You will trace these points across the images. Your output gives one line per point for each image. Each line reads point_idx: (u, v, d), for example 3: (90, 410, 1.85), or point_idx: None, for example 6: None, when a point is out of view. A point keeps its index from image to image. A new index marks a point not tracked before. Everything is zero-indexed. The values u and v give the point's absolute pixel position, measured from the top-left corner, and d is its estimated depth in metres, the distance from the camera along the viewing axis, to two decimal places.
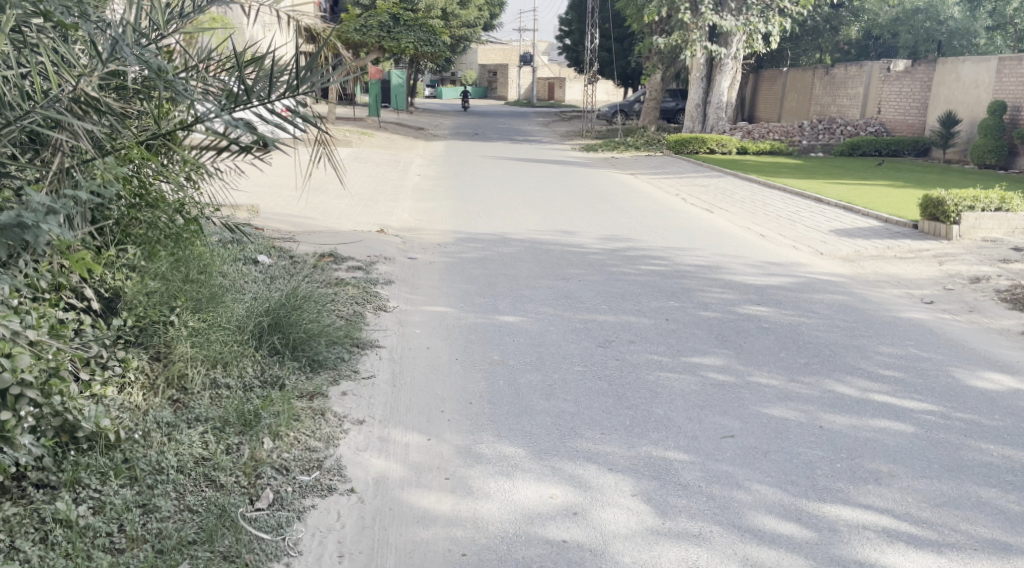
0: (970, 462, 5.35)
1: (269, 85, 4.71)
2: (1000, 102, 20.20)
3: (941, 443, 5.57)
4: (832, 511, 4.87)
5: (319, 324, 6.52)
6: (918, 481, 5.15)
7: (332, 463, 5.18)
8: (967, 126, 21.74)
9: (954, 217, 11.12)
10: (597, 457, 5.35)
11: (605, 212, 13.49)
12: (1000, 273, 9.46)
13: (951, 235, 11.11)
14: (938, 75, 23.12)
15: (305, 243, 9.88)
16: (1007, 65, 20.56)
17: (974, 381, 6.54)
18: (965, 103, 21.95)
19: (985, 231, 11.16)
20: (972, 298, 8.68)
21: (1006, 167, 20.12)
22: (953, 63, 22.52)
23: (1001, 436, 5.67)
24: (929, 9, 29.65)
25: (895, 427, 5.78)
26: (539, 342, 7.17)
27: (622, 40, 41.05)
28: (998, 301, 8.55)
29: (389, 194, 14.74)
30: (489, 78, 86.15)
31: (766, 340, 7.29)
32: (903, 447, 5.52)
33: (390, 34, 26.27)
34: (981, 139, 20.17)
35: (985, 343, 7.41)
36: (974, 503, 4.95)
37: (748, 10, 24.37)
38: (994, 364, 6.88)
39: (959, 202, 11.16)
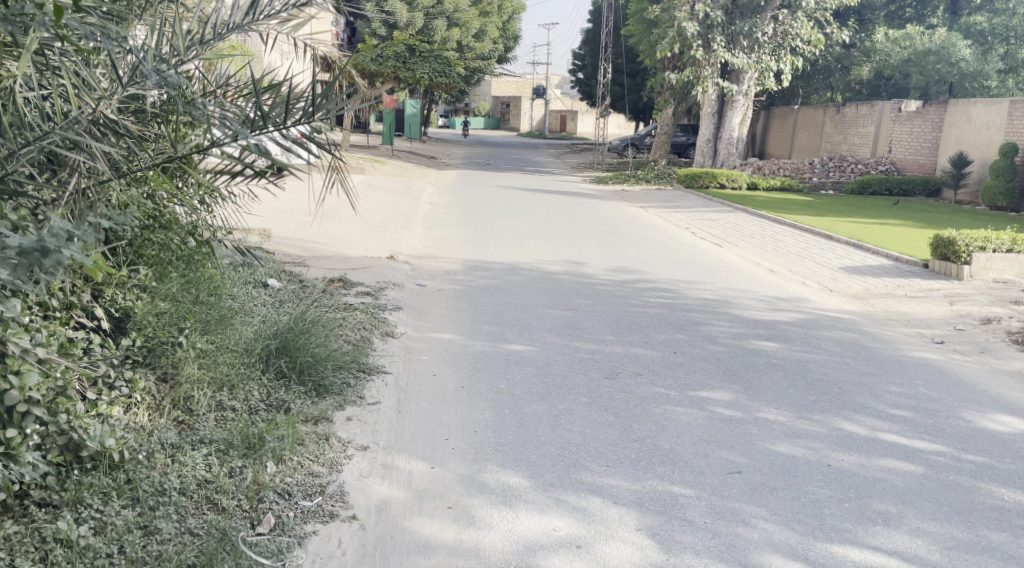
0: (981, 506, 5.31)
1: (286, 111, 4.72)
2: (1012, 144, 20.15)
3: (951, 485, 5.53)
4: (840, 551, 4.83)
5: (327, 348, 6.52)
6: (927, 524, 5.10)
7: (334, 489, 5.16)
8: (978, 167, 21.74)
9: (966, 257, 11.11)
10: (600, 490, 5.33)
11: (615, 244, 13.50)
12: (1012, 314, 9.44)
13: (962, 275, 11.09)
14: (950, 116, 23.13)
15: (315, 267, 9.92)
16: (1019, 107, 20.55)
17: (984, 422, 6.50)
18: (976, 144, 21.92)
19: (997, 273, 11.13)
20: (983, 339, 8.63)
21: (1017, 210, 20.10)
22: (965, 103, 22.51)
23: (1010, 480, 5.64)
24: (941, 51, 29.03)
25: (904, 467, 5.74)
26: (545, 372, 7.15)
27: (634, 75, 41.30)
28: (1009, 342, 8.52)
29: (400, 221, 14.81)
30: (502, 109, 86.94)
31: (774, 376, 7.25)
32: (911, 488, 5.48)
33: (404, 65, 26.50)
34: (993, 180, 20.19)
35: (994, 383, 7.39)
36: (984, 548, 4.90)
37: (761, 49, 24.52)
38: (1003, 406, 6.85)
39: (970, 242, 11.16)
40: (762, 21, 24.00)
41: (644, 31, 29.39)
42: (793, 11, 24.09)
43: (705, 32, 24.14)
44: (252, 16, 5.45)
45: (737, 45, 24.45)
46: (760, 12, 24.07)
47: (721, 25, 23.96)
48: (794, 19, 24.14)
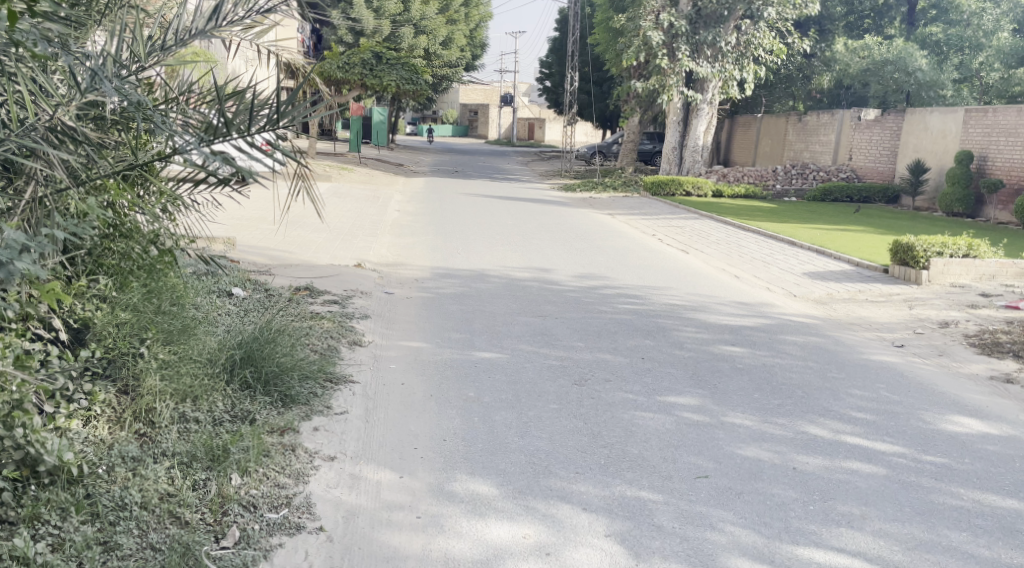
0: (941, 506, 5.33)
1: (250, 118, 4.68)
2: (967, 152, 20.41)
3: (912, 486, 5.56)
4: (805, 553, 4.84)
5: (293, 358, 6.46)
6: (889, 525, 5.12)
7: (300, 500, 5.09)
8: (934, 174, 22.00)
9: (923, 262, 11.24)
10: (570, 497, 5.29)
11: (583, 251, 13.51)
12: (969, 317, 9.54)
13: (920, 280, 11.21)
14: (907, 124, 23.36)
15: (281, 275, 9.83)
16: (973, 116, 20.80)
17: (945, 424, 6.55)
18: (932, 152, 22.19)
19: (954, 277, 11.26)
20: (942, 342, 8.71)
21: (973, 216, 20.38)
22: (921, 112, 22.73)
23: (970, 480, 5.67)
24: (898, 61, 28.77)
25: (868, 469, 5.76)
26: (514, 380, 7.11)
27: (601, 83, 41.48)
28: (966, 345, 8.61)
29: (367, 229, 14.72)
30: (471, 117, 87.05)
31: (741, 381, 7.26)
32: (875, 489, 5.50)
33: (371, 72, 26.30)
34: (949, 187, 20.42)
35: (953, 385, 7.46)
36: (944, 548, 4.93)
37: (723, 58, 24.55)
38: (962, 408, 6.90)
39: (928, 248, 11.32)
40: (725, 31, 24.09)
41: (609, 40, 29.57)
42: (755, 21, 24.36)
43: (671, 41, 24.30)
44: (215, 22, 5.36)
45: (701, 55, 24.54)
46: (723, 22, 24.31)
47: (686, 34, 24.16)
48: (756, 29, 24.27)
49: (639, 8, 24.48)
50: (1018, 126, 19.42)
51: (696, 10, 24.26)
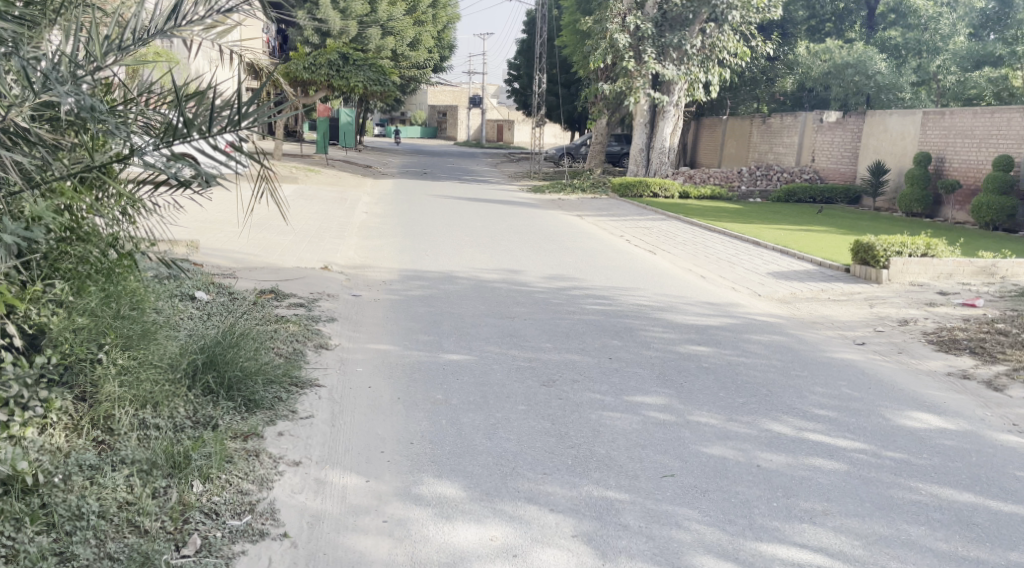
0: (900, 501, 5.36)
1: (210, 119, 4.63)
2: (925, 153, 20.65)
3: (872, 482, 5.59)
4: (769, 549, 4.85)
5: (257, 362, 6.37)
6: (851, 520, 5.14)
7: (264, 506, 5.03)
8: (894, 175, 22.21)
9: (883, 262, 11.35)
10: (538, 498, 5.26)
11: (551, 252, 13.50)
12: (928, 315, 9.63)
13: (880, 279, 11.30)
14: (868, 126, 23.58)
15: (245, 279, 9.73)
16: (931, 118, 21.01)
17: (903, 420, 6.59)
18: (892, 154, 22.42)
19: (913, 276, 11.37)
20: (901, 340, 8.78)
21: (932, 217, 20.62)
22: (881, 114, 22.95)
23: (928, 476, 5.71)
24: (858, 64, 29.39)
25: (829, 465, 5.78)
26: (483, 381, 7.07)
27: (569, 85, 41.62)
28: (924, 342, 8.68)
29: (334, 232, 14.60)
30: (439, 118, 86.98)
31: (706, 380, 7.27)
32: (836, 486, 5.52)
33: (338, 73, 26.09)
34: (908, 187, 20.64)
35: (911, 382, 7.52)
36: (904, 542, 4.95)
37: (689, 61, 24.65)
38: (920, 404, 6.96)
39: (888, 247, 11.44)
40: (691, 33, 24.19)
41: (576, 42, 29.66)
42: (720, 24, 24.45)
43: (637, 44, 24.41)
44: (174, 22, 5.30)
45: (667, 57, 24.63)
46: (688, 25, 24.43)
47: (652, 37, 24.28)
48: (720, 32, 24.54)
49: (606, 10, 24.56)
50: (974, 128, 19.66)
51: (662, 14, 24.41)
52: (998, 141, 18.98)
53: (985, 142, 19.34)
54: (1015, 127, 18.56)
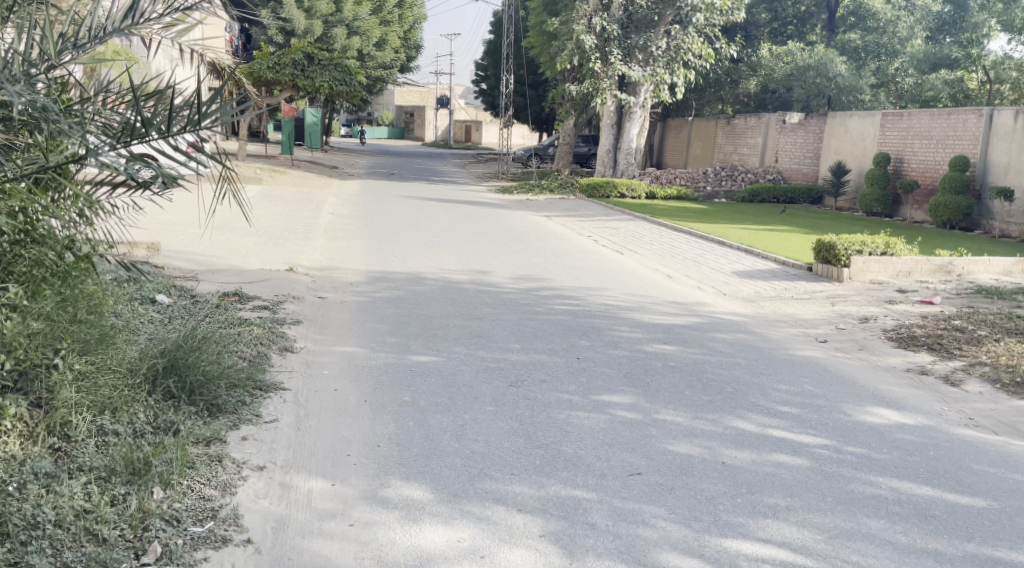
0: (860, 495, 5.39)
1: (169, 119, 4.57)
2: (884, 154, 20.87)
3: (834, 477, 5.61)
4: (733, 545, 4.85)
5: (219, 366, 6.27)
6: (812, 514, 5.16)
7: (227, 512, 4.95)
8: (855, 175, 22.41)
9: (845, 259, 11.43)
10: (505, 498, 5.23)
11: (519, 252, 13.46)
12: (888, 313, 9.70)
13: (841, 277, 11.37)
14: (829, 127, 23.76)
15: (208, 281, 9.62)
16: (890, 120, 21.19)
17: (864, 416, 6.63)
18: (853, 154, 22.61)
19: (873, 274, 11.46)
20: (862, 337, 8.84)
21: (891, 216, 20.81)
22: (842, 116, 23.12)
23: (889, 470, 5.74)
24: (820, 66, 29.19)
25: (792, 460, 5.80)
26: (450, 383, 7.03)
27: (536, 86, 41.64)
28: (884, 339, 8.75)
29: (299, 233, 14.47)
30: (406, 119, 86.71)
31: (672, 379, 7.27)
32: (799, 481, 5.53)
33: (303, 73, 25.87)
34: (868, 188, 20.85)
35: (872, 378, 7.57)
36: (864, 535, 4.97)
37: (654, 62, 24.72)
38: (880, 400, 7.00)
39: (848, 246, 11.53)
40: (656, 35, 24.30)
41: (542, 43, 29.69)
42: (685, 26, 24.46)
43: (603, 45, 24.46)
44: (132, 19, 5.17)
45: (633, 59, 24.68)
46: (654, 27, 24.53)
47: (618, 38, 24.36)
48: (685, 34, 24.50)
49: (573, 11, 24.59)
50: (931, 129, 19.85)
51: (627, 15, 24.53)
52: (954, 141, 19.18)
53: (942, 143, 19.54)
54: (970, 128, 18.75)
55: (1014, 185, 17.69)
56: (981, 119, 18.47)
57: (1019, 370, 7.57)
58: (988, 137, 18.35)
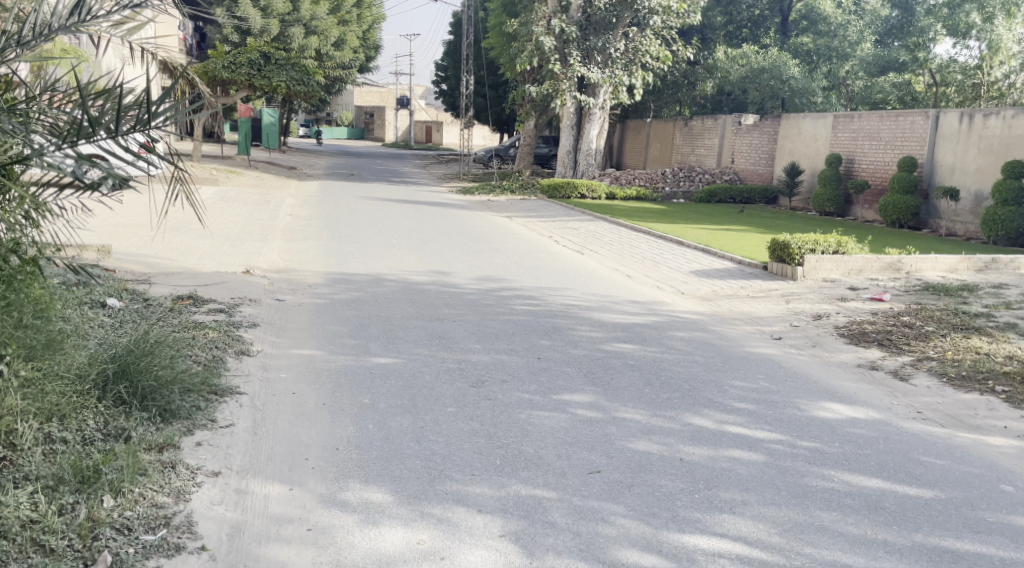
0: (814, 489, 5.43)
1: (117, 118, 4.49)
2: (836, 155, 21.11)
3: (789, 471, 5.64)
4: (690, 541, 4.88)
5: (173, 370, 6.16)
6: (768, 509, 5.19)
7: (180, 519, 4.86)
8: (809, 175, 22.63)
9: (798, 259, 11.52)
10: (465, 499, 5.19)
11: (481, 253, 13.41)
12: (840, 310, 9.80)
13: (795, 276, 11.46)
14: (783, 129, 23.97)
15: (161, 284, 9.46)
16: (841, 121, 21.41)
17: (818, 411, 6.68)
18: (806, 155, 22.82)
19: (826, 272, 11.55)
20: (815, 333, 8.91)
21: (843, 216, 21.05)
22: (795, 117, 23.31)
23: (842, 463, 5.79)
24: (773, 69, 29.44)
25: (747, 456, 5.83)
26: (410, 384, 6.97)
27: (496, 87, 41.59)
28: (837, 335, 8.82)
29: (256, 235, 14.31)
30: (367, 119, 86.37)
31: (631, 377, 7.27)
32: (755, 476, 5.56)
33: (259, 72, 25.54)
34: (821, 188, 21.08)
35: (825, 374, 7.63)
36: (817, 528, 5.02)
37: (613, 64, 24.76)
38: (832, 395, 7.06)
39: (802, 245, 11.62)
40: (615, 37, 24.37)
41: (502, 44, 29.67)
42: (642, 28, 24.68)
43: (562, 47, 24.50)
44: (79, 16, 5.10)
45: (592, 60, 24.73)
46: (611, 29, 24.62)
47: (577, 40, 24.41)
48: (643, 36, 24.67)
49: (532, 13, 24.58)
50: (881, 130, 20.09)
51: (585, 17, 24.53)
52: (902, 143, 19.44)
53: (891, 144, 19.79)
54: (917, 130, 19.01)
55: (959, 185, 17.97)
56: (927, 121, 18.74)
57: (964, 365, 7.68)
58: (934, 138, 18.63)
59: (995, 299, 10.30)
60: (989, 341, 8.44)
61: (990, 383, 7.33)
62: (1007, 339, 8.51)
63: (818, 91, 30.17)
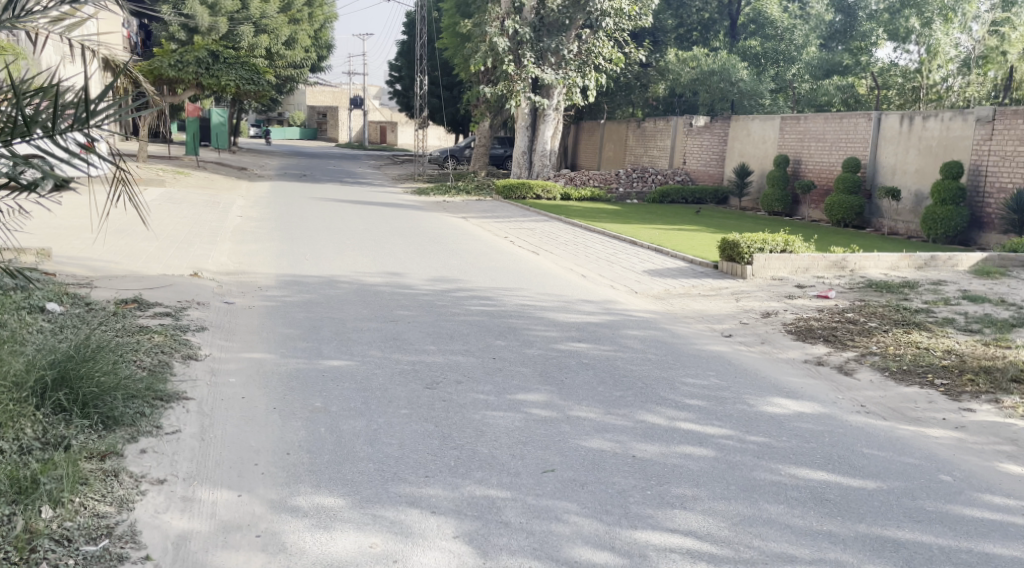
0: (763, 482, 5.45)
1: (55, 116, 4.37)
2: (783, 156, 21.34)
3: (739, 465, 5.66)
4: (642, 536, 4.87)
5: (115, 377, 6.01)
6: (718, 503, 5.20)
7: (123, 529, 4.75)
8: (758, 176, 22.87)
9: (747, 258, 11.60)
10: (419, 501, 5.12)
11: (436, 254, 13.33)
12: (788, 307, 9.87)
13: (744, 274, 11.54)
14: (733, 130, 24.16)
15: (103, 288, 9.26)
16: (788, 123, 21.62)
17: (767, 406, 6.70)
18: (755, 156, 23.03)
19: (775, 271, 11.64)
20: (763, 330, 8.97)
21: (791, 216, 21.28)
22: (745, 119, 23.51)
23: (790, 457, 5.81)
24: (723, 72, 29.71)
25: (698, 451, 5.83)
26: (364, 387, 6.88)
27: (450, 88, 41.49)
28: (785, 332, 8.89)
29: (204, 236, 14.07)
30: (320, 119, 85.78)
31: (585, 376, 7.25)
32: (706, 471, 5.57)
33: (207, 72, 25.20)
34: (769, 189, 21.29)
35: (773, 370, 7.67)
36: (765, 521, 5.04)
37: (567, 65, 24.78)
38: (780, 390, 7.09)
39: (751, 244, 11.70)
40: (568, 38, 24.42)
41: (456, 45, 29.62)
42: (595, 30, 24.81)
43: (517, 48, 24.49)
44: (14, 13, 4.96)
45: (545, 62, 24.73)
46: (565, 30, 24.67)
47: (531, 41, 24.37)
48: (596, 38, 24.82)
49: (486, 14, 24.50)
50: (825, 132, 20.32)
51: (539, 18, 24.47)
52: (847, 144, 19.68)
53: (836, 145, 20.03)
54: (861, 132, 19.27)
55: (900, 185, 18.25)
56: (870, 122, 18.99)
57: (906, 359, 7.78)
58: (877, 140, 18.88)
59: (936, 295, 10.46)
60: (929, 335, 8.58)
61: (929, 376, 7.45)
62: (946, 333, 8.65)
63: (768, 94, 31.33)
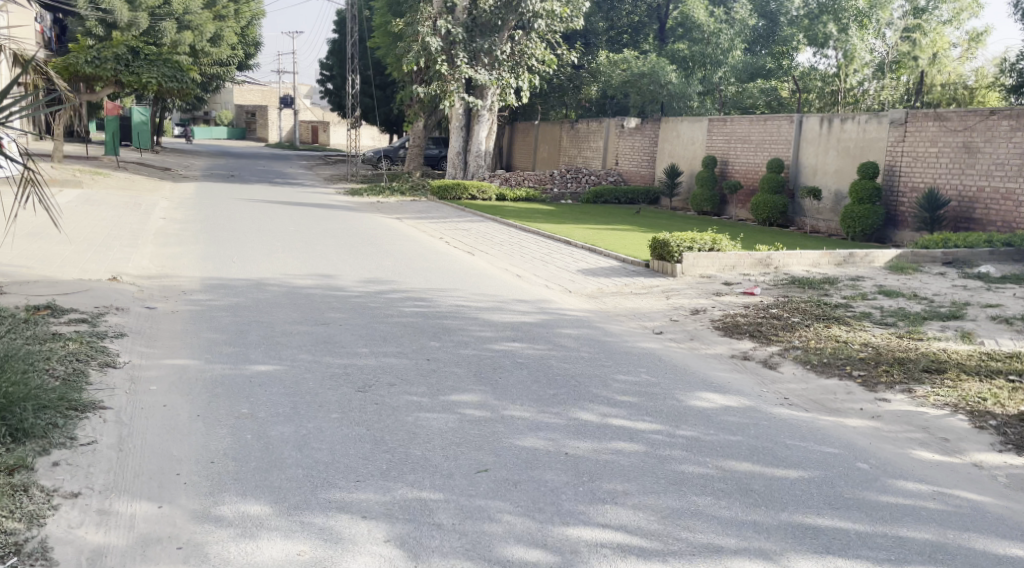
0: (693, 475, 5.45)
1: None
2: (711, 157, 21.59)
3: (669, 459, 5.65)
4: (573, 532, 4.84)
5: (25, 387, 5.78)
6: (649, 497, 5.19)
7: (32, 547, 4.59)
8: (688, 177, 23.10)
9: (677, 257, 11.67)
10: (348, 506, 5.01)
11: (369, 255, 13.18)
12: (716, 304, 9.94)
13: (675, 273, 11.62)
14: (663, 132, 24.33)
15: (15, 294, 8.94)
16: (716, 124, 21.86)
17: (696, 401, 6.72)
18: (685, 157, 23.24)
19: (703, 269, 11.74)
20: (693, 327, 9.01)
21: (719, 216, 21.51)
22: (674, 121, 23.70)
23: (720, 449, 5.83)
24: (651, 74, 29.44)
25: (629, 447, 5.81)
26: (294, 392, 6.73)
27: (383, 87, 41.20)
28: (713, 328, 8.94)
29: (125, 240, 13.68)
30: (249, 119, 84.51)
31: (520, 375, 7.19)
32: (637, 466, 5.55)
33: (126, 69, 24.66)
34: (698, 189, 21.51)
35: (702, 365, 7.71)
36: (694, 513, 5.04)
37: (500, 66, 24.73)
38: (709, 385, 7.12)
39: (680, 243, 11.77)
40: (500, 39, 24.39)
41: (388, 44, 29.41)
42: (527, 31, 24.81)
43: (449, 48, 24.36)
44: None
45: (478, 62, 24.65)
46: (497, 31, 24.61)
47: (463, 41, 24.30)
48: (528, 39, 24.83)
49: (418, 14, 24.29)
50: (751, 134, 20.58)
51: (471, 19, 24.39)
52: (771, 146, 19.96)
53: (761, 147, 20.30)
54: (784, 134, 19.55)
55: (821, 185, 18.56)
56: (792, 125, 19.29)
57: (826, 352, 7.88)
58: (800, 140, 19.17)
59: (855, 290, 10.65)
60: (848, 329, 8.71)
61: (846, 367, 7.56)
62: (864, 326, 8.80)
63: (695, 96, 31.17)
